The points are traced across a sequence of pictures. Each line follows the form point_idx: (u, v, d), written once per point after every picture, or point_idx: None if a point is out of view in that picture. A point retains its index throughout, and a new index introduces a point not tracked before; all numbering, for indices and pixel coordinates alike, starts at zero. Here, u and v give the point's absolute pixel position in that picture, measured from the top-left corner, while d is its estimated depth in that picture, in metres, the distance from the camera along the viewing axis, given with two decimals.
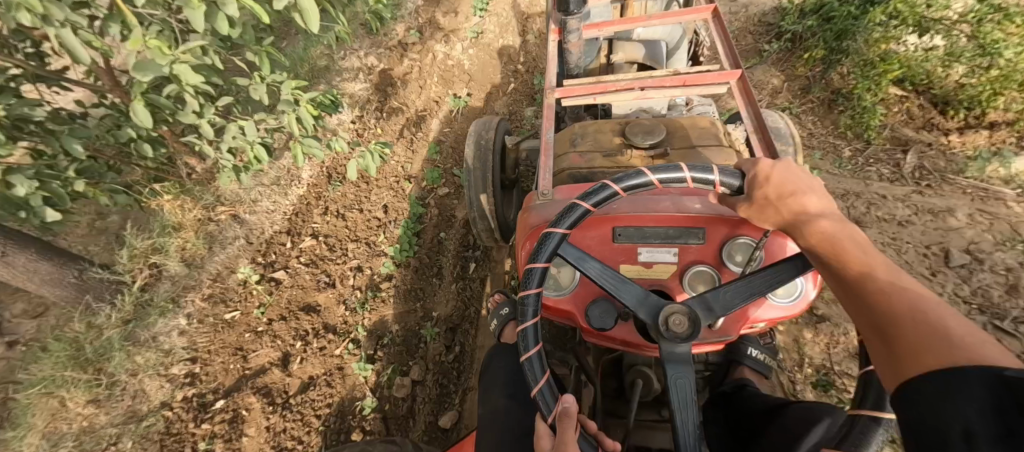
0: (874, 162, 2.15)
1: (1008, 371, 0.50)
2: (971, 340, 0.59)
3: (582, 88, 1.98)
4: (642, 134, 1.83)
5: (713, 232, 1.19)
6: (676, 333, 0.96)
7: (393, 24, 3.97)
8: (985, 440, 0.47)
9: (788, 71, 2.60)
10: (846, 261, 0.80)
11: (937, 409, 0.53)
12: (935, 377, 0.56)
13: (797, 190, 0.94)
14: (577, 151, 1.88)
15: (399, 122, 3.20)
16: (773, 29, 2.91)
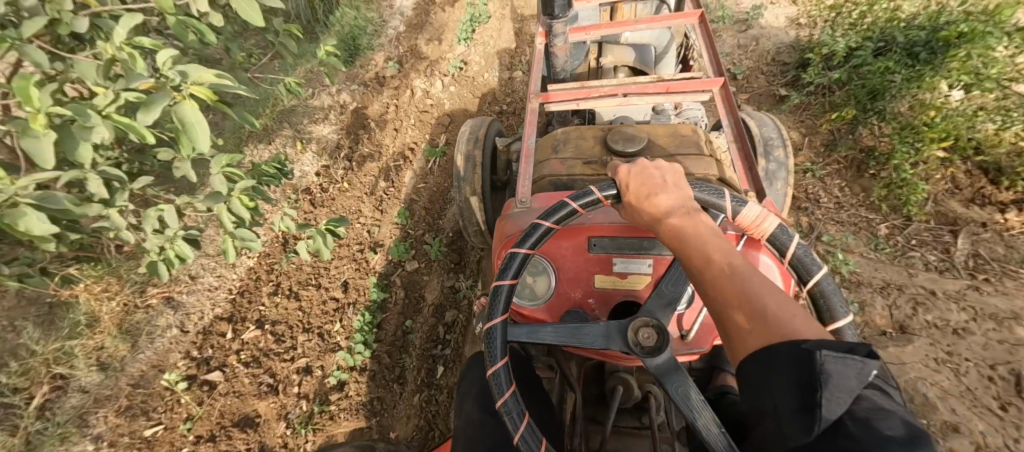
0: (917, 245, 1.81)
1: (807, 345, 0.64)
2: (786, 317, 0.74)
3: (564, 92, 2.02)
4: (623, 141, 1.75)
5: None
6: (644, 347, 0.97)
7: (371, 57, 3.67)
8: (795, 408, 0.63)
9: (810, 122, 2.28)
10: (691, 251, 0.92)
11: (765, 382, 0.68)
12: (764, 359, 0.69)
13: (652, 191, 1.01)
14: (557, 157, 1.81)
15: (373, 170, 2.82)
16: (789, 71, 2.60)
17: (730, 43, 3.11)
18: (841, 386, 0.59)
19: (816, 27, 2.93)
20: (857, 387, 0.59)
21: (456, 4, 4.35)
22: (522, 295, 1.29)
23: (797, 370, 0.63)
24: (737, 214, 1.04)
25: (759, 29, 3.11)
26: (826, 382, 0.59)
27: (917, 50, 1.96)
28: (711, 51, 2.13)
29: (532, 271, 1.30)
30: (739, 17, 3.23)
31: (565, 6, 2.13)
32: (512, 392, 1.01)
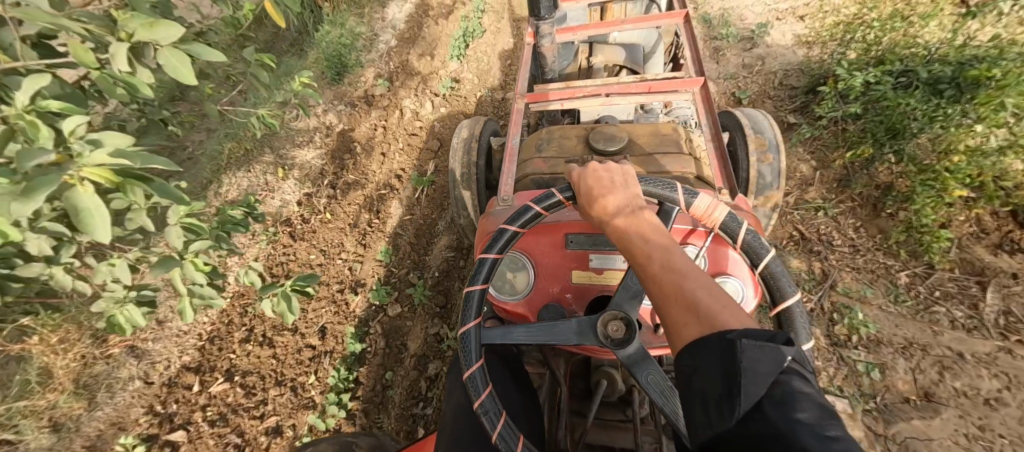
0: (941, 299, 1.66)
1: (732, 335, 0.66)
2: (716, 308, 0.76)
3: (548, 95, 2.26)
4: (604, 141, 1.96)
5: None
6: (612, 339, 1.02)
7: (360, 74, 3.54)
8: (718, 397, 0.64)
9: (824, 153, 2.13)
10: (632, 246, 0.96)
11: (694, 372, 0.69)
12: (693, 347, 0.71)
13: (603, 192, 1.06)
14: (540, 157, 2.03)
15: (359, 197, 2.66)
16: (799, 95, 2.44)
17: (735, 62, 2.97)
18: (760, 371, 0.63)
19: (826, 47, 2.78)
20: (771, 373, 0.63)
21: (450, 17, 4.24)
22: (501, 290, 1.36)
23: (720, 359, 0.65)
24: (690, 207, 1.10)
25: (765, 48, 2.97)
26: (743, 368, 0.62)
27: (940, 86, 1.81)
28: (688, 53, 2.34)
29: (511, 267, 1.37)
30: (744, 35, 3.10)
31: (552, 8, 2.36)
32: (489, 393, 1.04)
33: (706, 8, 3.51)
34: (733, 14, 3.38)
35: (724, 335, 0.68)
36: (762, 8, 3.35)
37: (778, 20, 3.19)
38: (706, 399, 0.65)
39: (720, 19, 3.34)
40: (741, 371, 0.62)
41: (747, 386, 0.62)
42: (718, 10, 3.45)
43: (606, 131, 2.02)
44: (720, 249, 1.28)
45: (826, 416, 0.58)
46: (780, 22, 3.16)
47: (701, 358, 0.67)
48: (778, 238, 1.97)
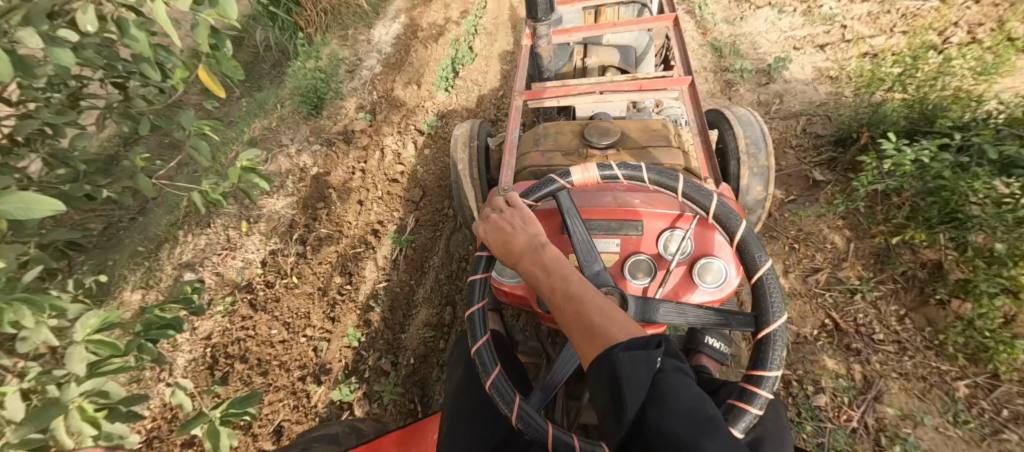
0: (1010, 423, 1.38)
1: (616, 356, 0.83)
2: (608, 328, 0.90)
3: (547, 90, 2.36)
4: (598, 135, 2.13)
5: (650, 225, 1.49)
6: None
7: (341, 107, 3.27)
8: (616, 412, 0.81)
9: (859, 227, 1.84)
10: (536, 280, 1.08)
11: (599, 395, 0.85)
12: (592, 374, 0.87)
13: (506, 238, 1.18)
14: (538, 150, 2.15)
15: (330, 255, 2.37)
16: (828, 143, 2.13)
17: (749, 99, 2.70)
18: (636, 379, 0.80)
19: (855, 88, 2.50)
20: (646, 379, 0.80)
21: (439, 40, 3.99)
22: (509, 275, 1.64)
23: (610, 381, 0.82)
24: (571, 184, 1.36)
25: (782, 84, 2.69)
26: (624, 386, 0.80)
27: (1011, 169, 1.50)
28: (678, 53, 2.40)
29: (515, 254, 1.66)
30: (760, 68, 2.83)
31: (550, 10, 2.43)
32: (499, 372, 1.18)
33: (714, 37, 3.26)
34: (744, 44, 3.12)
35: (611, 354, 0.84)
36: (776, 38, 3.09)
37: (793, 53, 2.94)
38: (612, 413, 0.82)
39: (730, 48, 3.08)
40: (622, 384, 0.80)
41: (629, 395, 0.79)
42: (729, 37, 3.21)
43: (600, 126, 2.19)
44: (706, 233, 1.46)
45: (689, 403, 0.78)
46: (796, 55, 2.91)
47: (599, 386, 0.84)
48: (806, 329, 1.69)
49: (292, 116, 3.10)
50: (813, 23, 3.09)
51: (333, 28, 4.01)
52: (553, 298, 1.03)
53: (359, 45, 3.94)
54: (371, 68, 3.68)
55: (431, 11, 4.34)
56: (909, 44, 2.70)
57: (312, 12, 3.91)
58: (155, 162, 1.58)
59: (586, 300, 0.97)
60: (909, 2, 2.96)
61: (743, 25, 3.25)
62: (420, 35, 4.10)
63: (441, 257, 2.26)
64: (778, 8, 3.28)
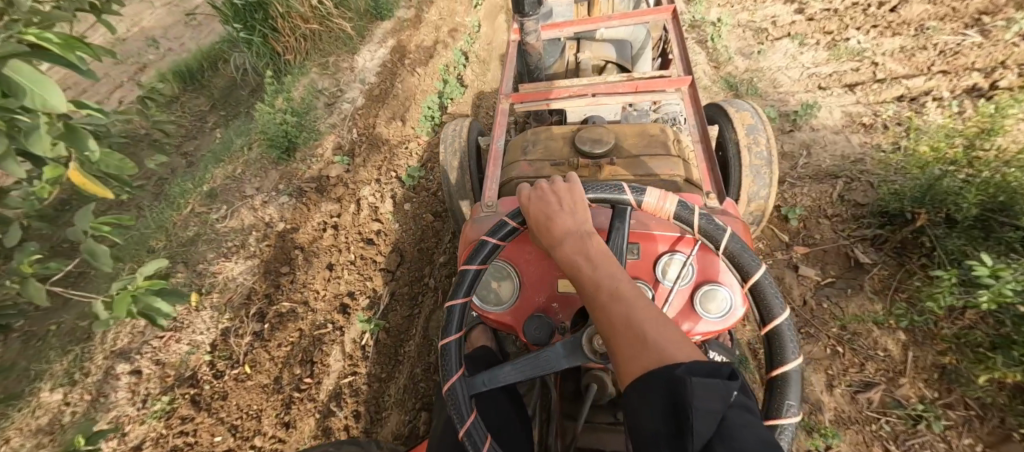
0: None
1: (681, 371, 0.63)
2: (665, 341, 0.71)
3: (534, 94, 2.27)
4: (591, 143, 1.96)
5: (646, 247, 1.25)
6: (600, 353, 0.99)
7: (316, 147, 2.96)
8: (669, 439, 0.60)
9: (916, 330, 1.54)
10: (577, 271, 0.90)
11: (644, 413, 0.64)
12: (640, 387, 0.67)
13: (550, 217, 1.00)
14: (526, 161, 2.01)
15: (291, 334, 2.06)
16: (875, 218, 1.80)
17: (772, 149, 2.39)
18: (709, 408, 0.58)
19: (893, 144, 2.21)
20: (722, 410, 0.59)
21: (428, 67, 3.70)
22: (490, 300, 1.44)
23: (671, 398, 0.61)
24: (641, 204, 1.07)
25: (809, 132, 2.39)
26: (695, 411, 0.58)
27: None
28: (673, 52, 2.33)
29: (496, 277, 1.46)
30: (785, 112, 2.54)
31: (536, 6, 2.39)
32: (458, 335, 1.11)
33: (728, 72, 2.96)
34: (762, 81, 2.82)
35: (673, 370, 0.64)
36: (797, 76, 2.79)
37: (819, 94, 2.64)
38: (656, 439, 0.62)
39: (747, 86, 2.78)
40: (690, 409, 0.58)
41: (698, 423, 0.57)
42: (745, 73, 2.91)
43: (593, 132, 2.01)
44: (711, 258, 1.22)
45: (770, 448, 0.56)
46: (821, 97, 2.61)
47: (648, 397, 0.64)
48: None
49: (259, 160, 2.79)
50: (839, 59, 2.80)
51: (313, 54, 3.74)
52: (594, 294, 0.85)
53: (341, 73, 3.65)
54: (352, 101, 3.39)
55: (420, 34, 4.14)
56: (951, 88, 2.41)
57: (290, 38, 3.62)
58: (47, 265, 1.32)
59: (640, 305, 0.78)
60: (947, 37, 2.67)
61: (761, 60, 2.95)
62: (408, 61, 3.81)
63: (418, 343, 2.00)
64: (798, 40, 2.99)
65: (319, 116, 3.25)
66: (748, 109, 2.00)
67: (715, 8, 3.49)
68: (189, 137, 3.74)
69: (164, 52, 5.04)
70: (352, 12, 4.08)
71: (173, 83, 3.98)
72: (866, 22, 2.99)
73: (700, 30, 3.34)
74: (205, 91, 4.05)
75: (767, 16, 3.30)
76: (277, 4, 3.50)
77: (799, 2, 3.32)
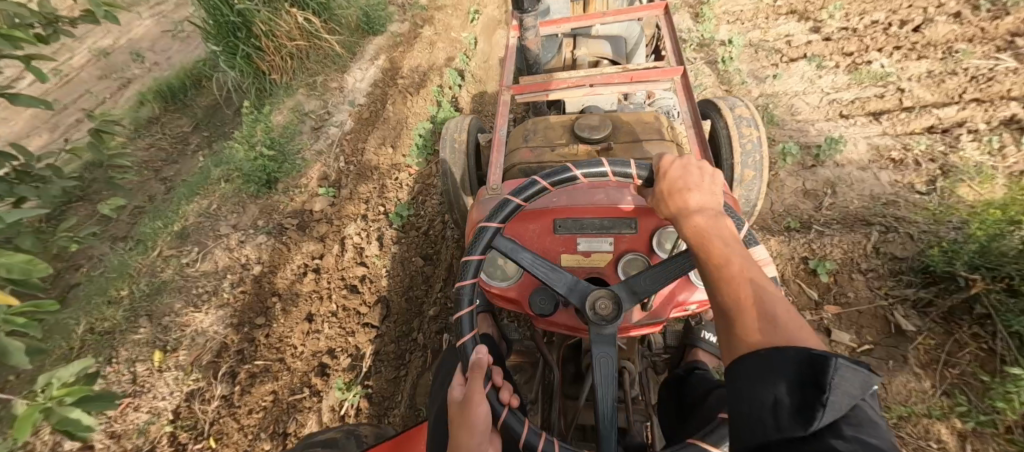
0: None
1: (818, 352, 0.62)
2: (793, 328, 0.70)
3: (534, 86, 2.43)
4: (588, 130, 2.08)
5: (644, 222, 1.35)
6: (604, 317, 1.03)
7: (299, 178, 2.76)
8: (788, 409, 0.59)
9: (975, 423, 1.34)
10: (707, 242, 0.86)
11: (761, 378, 0.64)
12: (758, 357, 0.67)
13: (687, 186, 0.94)
14: (528, 148, 2.12)
15: (264, 397, 1.86)
16: (919, 281, 1.60)
17: (794, 187, 2.19)
18: (848, 391, 0.57)
19: (927, 186, 2.01)
20: (859, 397, 0.58)
21: (421, 89, 3.53)
22: (494, 276, 1.45)
23: (805, 372, 0.60)
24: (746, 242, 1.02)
25: (833, 169, 2.20)
26: (832, 385, 0.57)
27: None
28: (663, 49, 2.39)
29: (501, 255, 1.44)
30: (806, 144, 2.34)
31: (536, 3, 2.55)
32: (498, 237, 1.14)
33: (741, 96, 2.77)
34: (779, 108, 2.62)
35: (810, 349, 0.62)
36: (817, 102, 2.59)
37: (841, 123, 2.45)
38: (774, 409, 0.60)
39: (763, 113, 2.58)
40: (829, 385, 0.57)
41: (834, 397, 0.57)
42: (760, 98, 2.72)
43: (590, 120, 2.13)
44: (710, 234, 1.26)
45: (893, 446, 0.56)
46: (844, 127, 2.42)
47: (770, 364, 0.63)
48: None
49: (237, 193, 2.59)
50: (860, 83, 2.61)
51: (300, 74, 3.55)
52: (717, 266, 0.83)
53: (329, 95, 3.46)
54: (340, 125, 3.20)
55: (414, 51, 3.97)
56: (987, 119, 2.22)
57: (275, 57, 3.43)
58: None
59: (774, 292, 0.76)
60: (978, 60, 2.48)
61: (776, 84, 2.76)
62: (399, 82, 3.63)
63: (403, 413, 1.83)
64: (816, 62, 2.79)
65: (303, 143, 3.05)
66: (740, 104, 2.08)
67: (724, 28, 3.32)
68: (168, 162, 3.55)
69: (149, 68, 4.87)
70: (343, 29, 3.90)
71: (154, 103, 3.79)
72: (888, 43, 2.80)
73: (709, 50, 3.16)
74: (187, 110, 3.86)
75: (780, 36, 3.12)
76: (260, 22, 3.30)
77: (813, 21, 3.14)
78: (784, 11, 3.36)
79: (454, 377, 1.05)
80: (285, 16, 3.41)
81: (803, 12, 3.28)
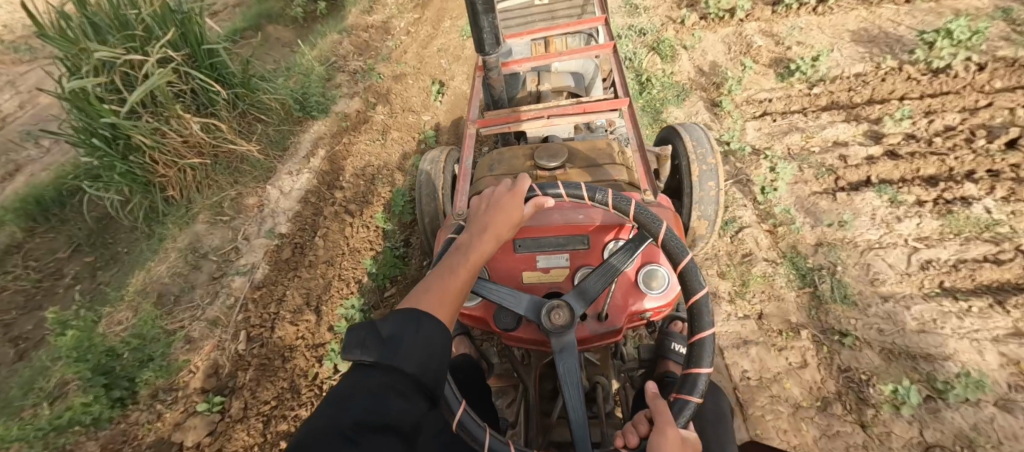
0: None
1: None
2: None
3: (497, 118, 2.18)
4: (547, 156, 1.95)
5: (595, 239, 1.39)
6: (555, 326, 1.09)
7: (179, 377, 1.94)
8: None
9: None
10: None
11: None
12: None
13: None
14: (493, 175, 1.98)
15: None
16: None
17: (905, 439, 1.44)
18: None
19: None
20: None
21: (371, 200, 2.76)
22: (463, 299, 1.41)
23: None
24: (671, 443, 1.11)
25: (965, 410, 1.45)
26: None
27: None
28: (616, 79, 2.38)
29: None
30: (907, 353, 1.60)
31: (499, 45, 2.11)
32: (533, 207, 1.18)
33: (793, 243, 2.02)
34: (851, 270, 1.88)
35: None
36: (904, 264, 1.86)
37: (950, 306, 1.71)
38: None
39: (831, 281, 1.85)
40: None
41: None
42: (819, 246, 1.99)
43: (549, 148, 2.01)
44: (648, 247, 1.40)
45: None
46: (957, 314, 1.68)
47: None
48: None
49: (60, 435, 1.69)
50: (959, 232, 1.89)
51: (206, 189, 2.69)
52: None
53: (242, 219, 2.62)
54: (249, 271, 2.35)
55: (364, 141, 3.23)
56: None
57: (167, 171, 2.56)
58: None
59: None
60: None
61: (846, 230, 2.00)
62: (339, 193, 2.82)
63: None
64: (889, 195, 2.07)
65: (193, 308, 2.19)
66: (699, 133, 2.08)
67: (751, 126, 2.61)
68: (27, 309, 2.68)
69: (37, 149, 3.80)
70: (269, 119, 3.05)
71: (13, 224, 2.87)
72: (978, 164, 2.11)
73: (738, 162, 2.42)
74: (64, 228, 2.98)
75: (827, 145, 2.40)
76: (137, 136, 2.39)
77: (867, 121, 2.46)
78: (822, 105, 2.67)
79: (523, 183, 1.19)
80: (176, 124, 2.51)
81: (846, 105, 2.63)
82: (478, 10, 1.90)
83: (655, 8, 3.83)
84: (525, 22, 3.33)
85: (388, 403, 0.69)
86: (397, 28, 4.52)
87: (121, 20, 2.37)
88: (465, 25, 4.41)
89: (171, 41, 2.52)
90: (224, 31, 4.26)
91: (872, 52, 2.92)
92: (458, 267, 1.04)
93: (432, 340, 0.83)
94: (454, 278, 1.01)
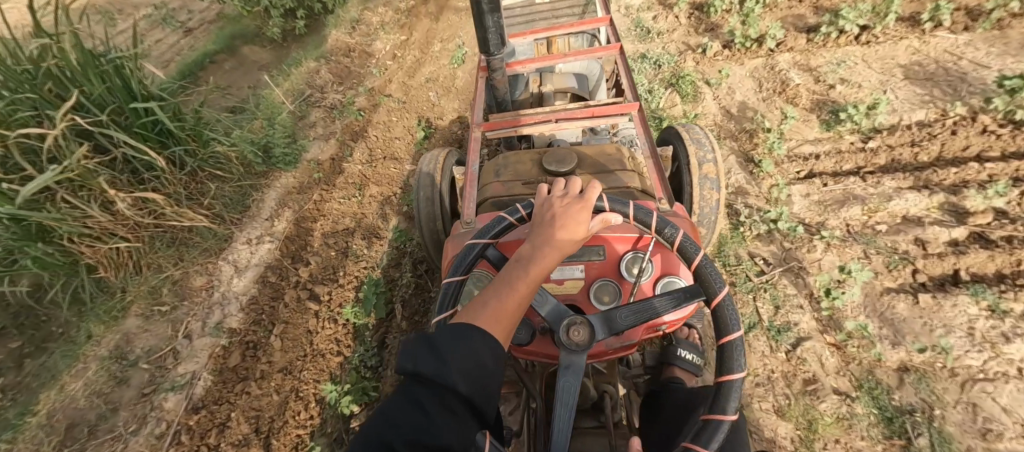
0: None
1: None
2: None
3: (503, 121, 1.75)
4: (554, 160, 1.55)
5: (611, 249, 1.16)
6: (573, 344, 0.86)
7: None
8: None
9: None
10: None
11: None
12: None
13: None
14: (498, 181, 1.57)
15: None
16: None
17: None
18: None
19: None
20: None
21: (340, 278, 2.31)
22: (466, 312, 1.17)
23: None
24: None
25: None
26: None
27: None
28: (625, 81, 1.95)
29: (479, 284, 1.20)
30: None
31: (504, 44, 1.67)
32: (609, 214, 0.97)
33: (869, 368, 1.58)
34: (953, 414, 1.44)
35: None
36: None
37: None
38: None
39: (932, 435, 1.40)
40: None
41: None
42: (906, 374, 1.54)
43: (557, 151, 1.60)
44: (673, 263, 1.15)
45: None
46: None
47: None
48: None
49: None
50: None
51: (144, 270, 2.23)
52: None
53: (187, 307, 2.19)
54: (186, 385, 1.93)
55: (338, 195, 2.77)
56: None
57: (95, 256, 2.08)
58: None
59: None
60: None
61: (943, 355, 1.54)
62: (305, 266, 2.38)
63: None
64: (988, 302, 1.63)
65: (113, 441, 1.78)
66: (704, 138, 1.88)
67: (797, 190, 2.17)
68: None
69: None
70: (225, 177, 2.60)
71: None
72: None
73: (786, 241, 1.98)
74: None
75: (896, 221, 1.96)
76: (48, 222, 1.92)
77: (941, 189, 2.01)
78: (880, 163, 2.23)
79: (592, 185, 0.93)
80: (99, 200, 2.08)
81: (909, 164, 2.19)
82: (482, 9, 1.53)
83: (670, 33, 3.38)
84: (524, 22, 2.84)
85: (443, 424, 0.59)
86: (382, 52, 4.06)
87: (22, 76, 1.91)
88: (457, 49, 3.96)
89: (92, 98, 2.07)
90: (192, 59, 3.83)
91: (932, 93, 2.47)
92: (517, 280, 0.80)
93: (487, 356, 0.68)
94: (503, 280, 0.80)
